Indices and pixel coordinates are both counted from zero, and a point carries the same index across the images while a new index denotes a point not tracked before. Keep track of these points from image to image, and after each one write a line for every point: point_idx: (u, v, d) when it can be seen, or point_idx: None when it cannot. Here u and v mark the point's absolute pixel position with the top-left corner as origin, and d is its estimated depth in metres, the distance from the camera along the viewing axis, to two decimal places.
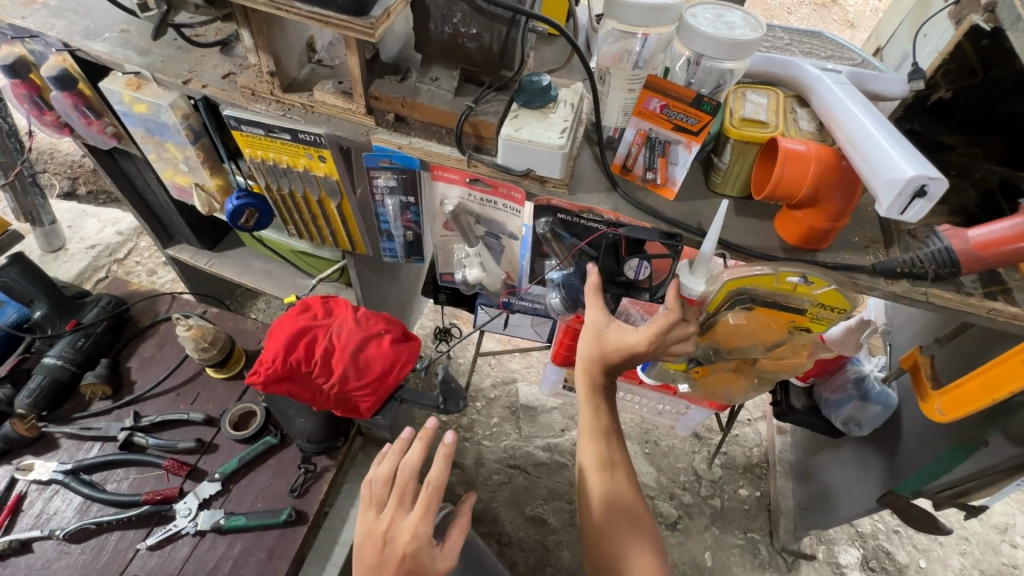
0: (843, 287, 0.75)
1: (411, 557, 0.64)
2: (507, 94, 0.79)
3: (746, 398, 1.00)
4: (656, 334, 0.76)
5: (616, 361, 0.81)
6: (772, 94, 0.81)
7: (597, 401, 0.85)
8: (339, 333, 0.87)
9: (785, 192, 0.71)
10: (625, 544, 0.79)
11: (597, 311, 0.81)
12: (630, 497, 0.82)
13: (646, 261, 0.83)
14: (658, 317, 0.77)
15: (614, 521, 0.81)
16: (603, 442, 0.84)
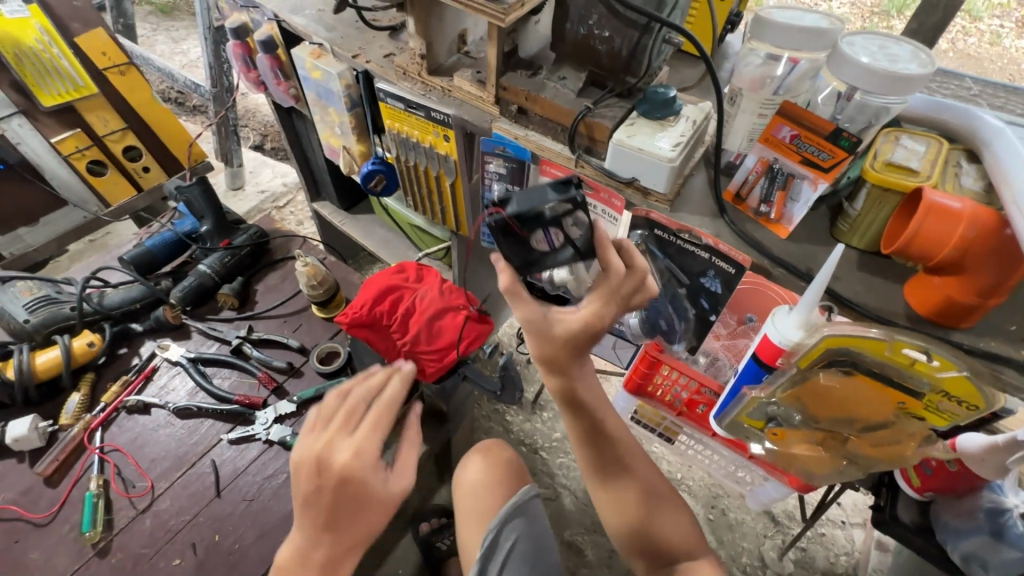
0: (977, 378, 0.62)
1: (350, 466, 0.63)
2: (629, 102, 0.79)
3: (834, 480, 0.86)
4: (607, 301, 0.69)
5: (578, 348, 0.74)
6: (933, 143, 0.71)
7: (584, 399, 0.83)
8: (422, 296, 0.94)
9: (918, 251, 0.62)
10: (655, 521, 0.90)
11: (528, 308, 0.70)
12: (641, 476, 0.92)
13: (552, 227, 0.67)
14: (601, 286, 0.69)
15: (634, 502, 0.90)
16: (600, 436, 0.88)
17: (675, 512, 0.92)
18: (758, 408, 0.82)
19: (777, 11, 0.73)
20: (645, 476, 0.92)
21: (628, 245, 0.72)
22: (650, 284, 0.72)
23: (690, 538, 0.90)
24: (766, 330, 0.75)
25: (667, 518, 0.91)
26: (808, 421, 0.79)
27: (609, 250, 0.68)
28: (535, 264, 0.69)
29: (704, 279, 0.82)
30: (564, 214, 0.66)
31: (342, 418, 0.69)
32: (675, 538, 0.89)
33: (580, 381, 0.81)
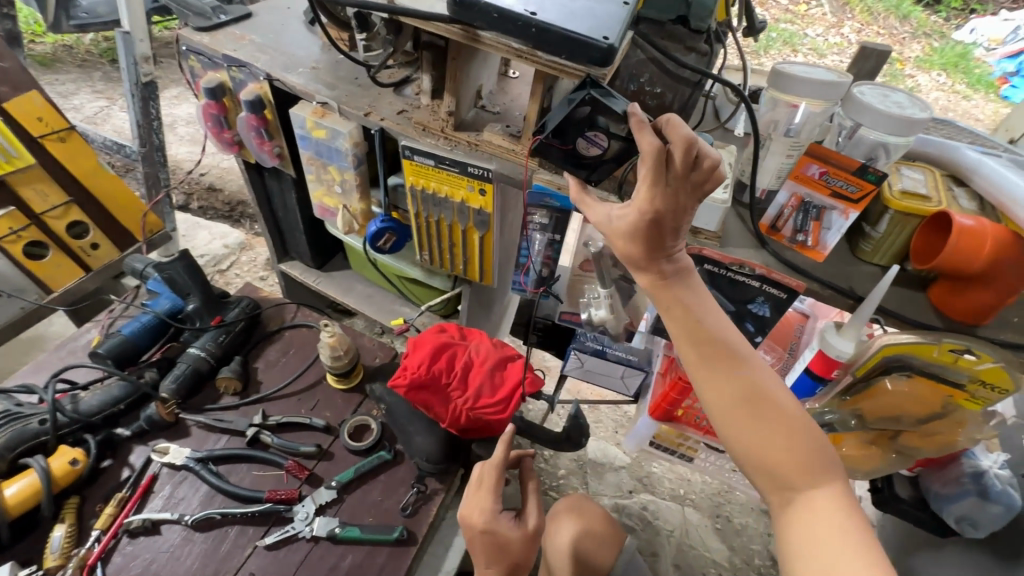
0: (1009, 367, 0.73)
1: (489, 517, 0.74)
2: None
3: (874, 474, 0.95)
4: (656, 184, 0.60)
5: (656, 240, 0.65)
6: (927, 172, 0.84)
7: (686, 282, 0.69)
8: (476, 351, 0.92)
9: (949, 264, 0.72)
10: (764, 447, 0.64)
11: (593, 208, 0.68)
12: (750, 380, 0.66)
13: (590, 129, 0.65)
14: (646, 168, 0.59)
15: (738, 420, 0.66)
16: (694, 331, 0.68)
17: (800, 430, 0.64)
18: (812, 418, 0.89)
19: (794, 65, 0.84)
20: (757, 377, 0.67)
21: (670, 118, 0.59)
22: (707, 160, 0.58)
23: (814, 469, 0.63)
24: (820, 346, 0.82)
25: (789, 437, 0.64)
26: (857, 423, 0.87)
27: (644, 134, 0.58)
28: (596, 169, 0.70)
29: (752, 304, 0.88)
30: (594, 111, 0.63)
31: (494, 474, 0.76)
32: (782, 460, 0.63)
33: (679, 268, 0.69)
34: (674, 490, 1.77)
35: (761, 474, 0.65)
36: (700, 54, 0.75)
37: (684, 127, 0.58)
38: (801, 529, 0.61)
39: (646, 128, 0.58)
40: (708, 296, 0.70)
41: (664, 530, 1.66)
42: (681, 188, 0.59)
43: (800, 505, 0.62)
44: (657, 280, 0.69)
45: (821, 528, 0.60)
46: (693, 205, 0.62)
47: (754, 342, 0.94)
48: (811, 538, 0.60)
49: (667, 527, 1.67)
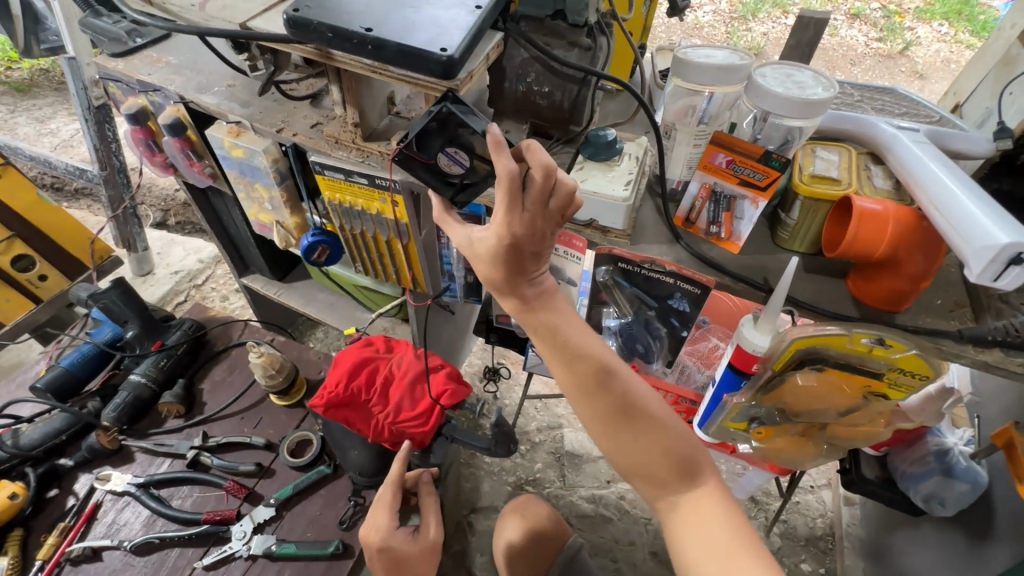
0: (925, 353, 0.71)
1: (381, 531, 0.79)
2: (573, 147, 0.82)
3: (814, 463, 0.93)
4: (512, 212, 0.57)
5: (517, 263, 0.62)
6: (843, 151, 0.80)
7: (544, 301, 0.67)
8: (398, 364, 0.93)
9: (858, 252, 0.69)
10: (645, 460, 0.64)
11: (454, 228, 0.66)
12: (625, 397, 0.65)
13: (450, 144, 0.63)
14: (501, 194, 0.56)
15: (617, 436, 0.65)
16: (563, 350, 0.65)
17: (675, 438, 0.65)
18: (741, 412, 0.87)
19: (692, 50, 0.80)
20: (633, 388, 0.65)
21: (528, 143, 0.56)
22: (567, 191, 0.57)
23: (693, 475, 0.64)
24: (737, 341, 0.79)
25: (665, 449, 0.64)
26: (786, 417, 0.85)
27: (505, 159, 0.54)
28: (462, 190, 0.67)
29: (671, 300, 0.86)
30: (457, 125, 0.62)
31: (390, 492, 0.83)
32: (661, 473, 0.64)
33: (538, 288, 0.67)
34: None
35: (646, 485, 0.66)
36: (583, 49, 0.72)
37: (543, 153, 0.56)
38: (686, 541, 0.62)
39: (505, 149, 0.55)
40: (573, 312, 0.68)
41: (641, 519, 1.66)
42: (542, 215, 0.58)
43: (687, 512, 0.63)
44: (520, 302, 0.66)
45: (710, 532, 0.61)
46: (552, 230, 0.60)
47: (682, 338, 0.92)
48: (704, 545, 0.60)
49: (645, 516, 1.67)
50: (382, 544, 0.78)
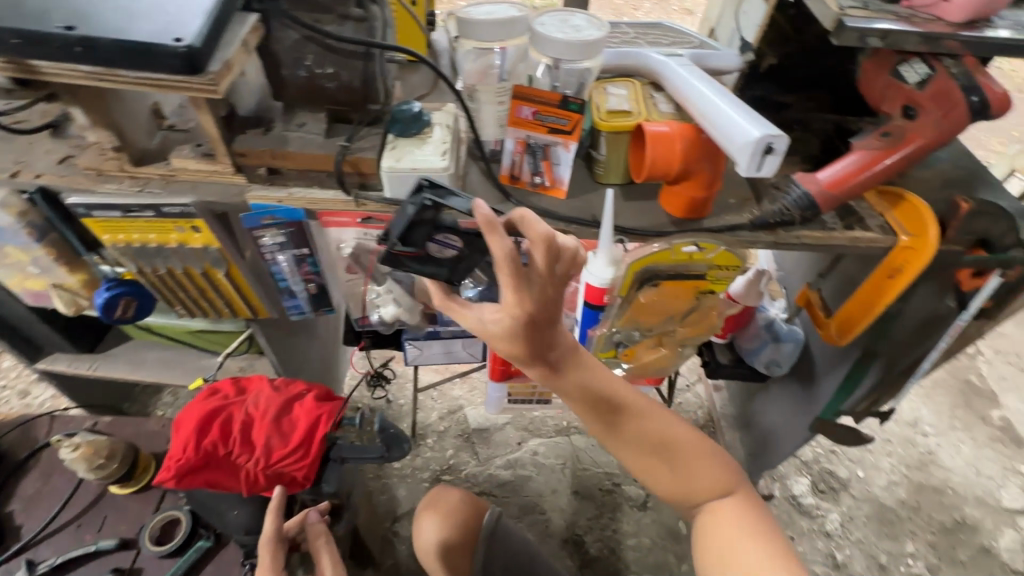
0: (731, 247, 0.82)
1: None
2: (381, 127, 0.79)
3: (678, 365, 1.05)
4: (520, 288, 0.52)
5: (535, 335, 0.57)
6: (630, 85, 0.87)
7: (575, 362, 0.63)
8: (255, 404, 0.83)
9: (659, 172, 0.76)
10: (627, 459, 0.67)
11: (459, 314, 0.59)
12: (653, 434, 0.67)
13: (438, 232, 0.60)
14: (503, 271, 0.51)
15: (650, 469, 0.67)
16: (590, 405, 0.64)
17: (654, 432, 0.67)
18: (608, 340, 0.94)
19: (472, 9, 0.79)
20: (655, 421, 0.67)
21: (523, 213, 0.53)
22: (542, 260, 0.52)
23: (673, 459, 0.67)
24: (586, 278, 0.84)
25: (641, 445, 0.67)
26: (643, 333, 0.94)
27: (507, 237, 0.48)
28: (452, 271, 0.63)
29: None
30: (433, 221, 0.59)
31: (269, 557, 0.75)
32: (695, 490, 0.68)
33: (564, 354, 0.62)
34: (558, 425, 1.85)
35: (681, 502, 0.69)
36: (356, 21, 0.67)
37: (538, 220, 0.52)
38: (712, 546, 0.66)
39: (499, 228, 0.48)
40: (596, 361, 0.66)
41: (557, 466, 1.75)
42: (550, 281, 0.52)
43: (675, 491, 0.69)
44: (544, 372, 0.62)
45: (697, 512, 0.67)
46: (557, 299, 0.55)
47: None
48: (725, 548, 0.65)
49: (559, 462, 1.76)
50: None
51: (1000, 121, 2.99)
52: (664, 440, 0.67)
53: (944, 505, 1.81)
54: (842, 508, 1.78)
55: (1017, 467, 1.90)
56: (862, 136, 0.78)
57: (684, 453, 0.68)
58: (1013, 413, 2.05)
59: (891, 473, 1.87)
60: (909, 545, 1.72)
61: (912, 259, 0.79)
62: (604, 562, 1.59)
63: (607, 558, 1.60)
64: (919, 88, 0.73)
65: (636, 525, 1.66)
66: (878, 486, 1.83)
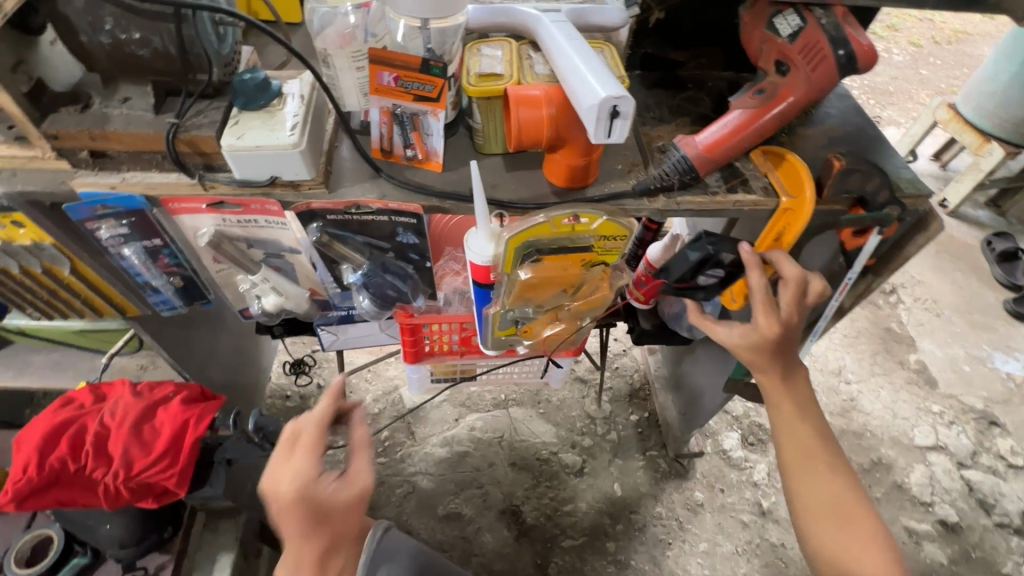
0: (614, 216, 0.76)
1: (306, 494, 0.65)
2: (224, 99, 0.71)
3: (581, 337, 1.00)
4: (770, 314, 0.77)
5: (774, 347, 0.79)
6: (506, 46, 0.81)
7: (791, 371, 0.81)
8: (112, 411, 0.76)
9: (530, 138, 0.71)
10: (786, 452, 0.80)
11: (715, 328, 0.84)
12: (818, 447, 0.79)
13: (712, 269, 0.81)
14: (762, 299, 0.77)
15: (805, 470, 0.78)
16: (792, 407, 0.81)
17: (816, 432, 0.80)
18: (505, 318, 0.89)
19: None
20: (826, 446, 0.80)
21: (777, 256, 0.78)
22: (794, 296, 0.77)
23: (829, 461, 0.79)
24: (470, 257, 0.79)
25: (810, 447, 0.79)
26: (537, 309, 0.87)
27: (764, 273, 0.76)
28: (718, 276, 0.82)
29: (399, 237, 0.83)
30: (710, 261, 0.79)
31: None
32: (832, 500, 0.76)
33: (788, 366, 0.81)
34: (496, 398, 1.84)
35: (815, 508, 0.77)
36: None
37: (791, 262, 0.78)
38: (831, 543, 0.75)
39: (756, 265, 0.76)
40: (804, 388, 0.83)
41: (495, 439, 1.75)
42: (793, 310, 0.78)
43: (814, 512, 0.77)
44: (776, 375, 0.80)
45: (831, 510, 0.76)
46: (801, 325, 0.80)
47: (431, 270, 0.90)
48: (841, 546, 0.74)
49: (496, 437, 1.75)
50: (314, 518, 0.64)
51: (928, 73, 3.05)
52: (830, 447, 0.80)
53: (862, 448, 1.91)
54: None
55: (929, 406, 2.02)
56: (739, 95, 0.75)
57: (838, 463, 0.79)
58: (928, 356, 2.16)
59: None
60: None
61: (792, 221, 0.77)
62: (541, 530, 1.61)
63: (544, 526, 1.61)
64: (791, 41, 0.69)
65: (572, 491, 1.68)
66: None
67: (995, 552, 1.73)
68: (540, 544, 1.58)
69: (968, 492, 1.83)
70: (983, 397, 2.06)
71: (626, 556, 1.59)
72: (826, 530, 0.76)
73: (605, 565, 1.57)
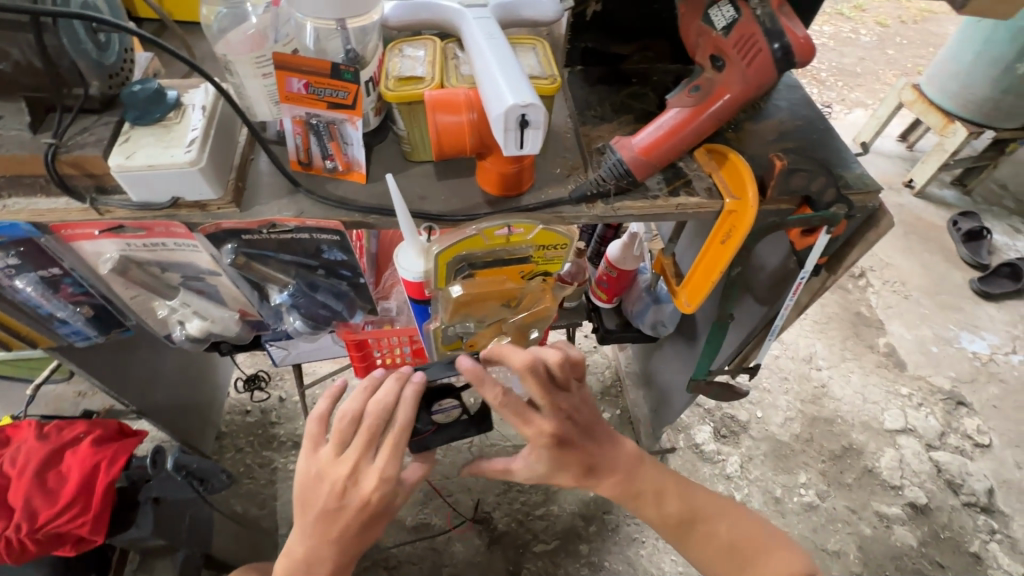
0: (551, 225, 0.72)
1: (389, 493, 0.75)
2: (113, 114, 0.64)
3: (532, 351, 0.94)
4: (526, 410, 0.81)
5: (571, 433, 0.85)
6: (430, 45, 0.75)
7: (614, 459, 0.90)
8: (14, 459, 0.71)
9: (452, 147, 0.66)
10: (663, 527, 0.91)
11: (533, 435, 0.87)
12: (682, 502, 0.92)
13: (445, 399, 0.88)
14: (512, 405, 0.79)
15: (685, 526, 0.90)
16: (647, 491, 0.91)
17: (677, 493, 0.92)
18: (446, 333, 0.83)
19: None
20: (689, 498, 0.92)
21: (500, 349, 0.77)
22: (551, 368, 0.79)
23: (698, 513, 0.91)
24: (401, 273, 0.74)
25: (677, 511, 0.91)
26: (478, 323, 0.81)
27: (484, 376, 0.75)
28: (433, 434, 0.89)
29: (325, 254, 0.77)
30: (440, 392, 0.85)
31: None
32: (715, 537, 0.89)
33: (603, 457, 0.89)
34: None
35: (715, 553, 0.88)
36: None
37: (511, 353, 0.76)
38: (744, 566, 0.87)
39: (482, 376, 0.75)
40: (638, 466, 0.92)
41: (465, 444, 1.71)
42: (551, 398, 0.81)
43: (713, 556, 0.89)
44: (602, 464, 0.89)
45: (723, 544, 0.88)
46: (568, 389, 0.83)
47: (366, 287, 0.85)
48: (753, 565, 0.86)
49: (466, 442, 1.72)
50: (369, 518, 0.76)
51: (893, 53, 3.05)
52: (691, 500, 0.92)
53: (833, 435, 1.92)
54: (742, 450, 1.85)
55: (898, 389, 2.04)
56: (676, 92, 0.71)
57: (708, 502, 0.93)
58: (897, 339, 2.17)
59: (787, 410, 1.96)
60: (802, 475, 1.83)
61: (736, 222, 0.74)
62: (513, 536, 1.58)
63: (516, 532, 1.59)
64: (725, 34, 0.65)
65: (544, 494, 1.65)
66: (776, 424, 1.92)
67: (963, 532, 1.76)
68: (512, 550, 1.56)
69: (937, 473, 1.85)
70: (950, 378, 2.08)
71: (599, 557, 1.57)
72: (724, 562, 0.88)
73: (579, 569, 1.55)
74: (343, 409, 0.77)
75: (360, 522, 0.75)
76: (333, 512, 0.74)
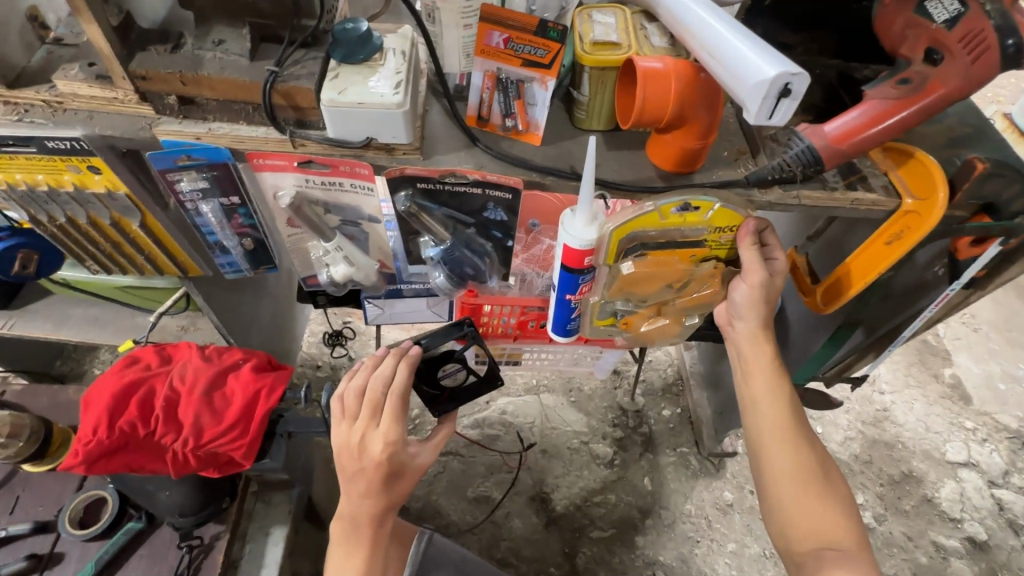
0: (728, 207, 0.72)
1: (399, 453, 0.73)
2: (321, 51, 0.65)
3: (685, 336, 0.95)
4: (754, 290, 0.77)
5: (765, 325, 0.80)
6: (618, 13, 0.74)
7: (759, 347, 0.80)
8: (181, 376, 0.75)
9: (650, 116, 0.66)
10: (759, 426, 0.78)
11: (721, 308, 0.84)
12: (792, 417, 0.78)
13: (452, 365, 0.93)
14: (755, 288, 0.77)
15: (782, 439, 0.77)
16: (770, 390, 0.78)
17: (791, 405, 0.78)
18: (603, 309, 0.86)
19: None
20: (799, 417, 0.78)
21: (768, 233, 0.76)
22: (780, 262, 0.77)
23: (805, 441, 0.77)
24: (564, 241, 0.72)
25: (782, 421, 0.77)
26: (639, 303, 0.85)
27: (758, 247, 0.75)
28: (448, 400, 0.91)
29: (487, 213, 0.78)
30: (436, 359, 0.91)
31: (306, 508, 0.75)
32: (796, 465, 0.76)
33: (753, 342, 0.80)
34: (528, 383, 1.80)
35: (790, 476, 0.75)
36: None
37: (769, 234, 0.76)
38: (808, 508, 0.74)
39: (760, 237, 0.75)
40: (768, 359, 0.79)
41: (526, 424, 1.72)
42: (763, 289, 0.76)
43: (787, 478, 0.75)
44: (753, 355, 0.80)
45: (801, 474, 0.75)
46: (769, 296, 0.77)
47: (510, 250, 0.85)
48: (814, 514, 0.74)
49: (527, 422, 1.72)
50: (397, 473, 0.74)
51: None
52: (802, 424, 0.78)
53: (893, 459, 1.88)
54: None
55: (963, 422, 1.98)
56: (876, 85, 0.69)
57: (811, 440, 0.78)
58: (965, 371, 2.11)
59: (848, 429, 1.93)
60: (859, 497, 1.81)
61: (916, 223, 0.73)
62: (571, 519, 1.59)
63: (573, 516, 1.60)
64: (947, 28, 0.63)
65: (601, 482, 1.66)
66: (835, 442, 1.90)
67: None
68: (569, 533, 1.57)
69: (998, 511, 1.81)
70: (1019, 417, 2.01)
71: (654, 551, 1.57)
72: (795, 497, 0.75)
73: (633, 559, 1.56)
74: (348, 385, 0.77)
75: (380, 481, 0.73)
76: (355, 473, 0.73)
